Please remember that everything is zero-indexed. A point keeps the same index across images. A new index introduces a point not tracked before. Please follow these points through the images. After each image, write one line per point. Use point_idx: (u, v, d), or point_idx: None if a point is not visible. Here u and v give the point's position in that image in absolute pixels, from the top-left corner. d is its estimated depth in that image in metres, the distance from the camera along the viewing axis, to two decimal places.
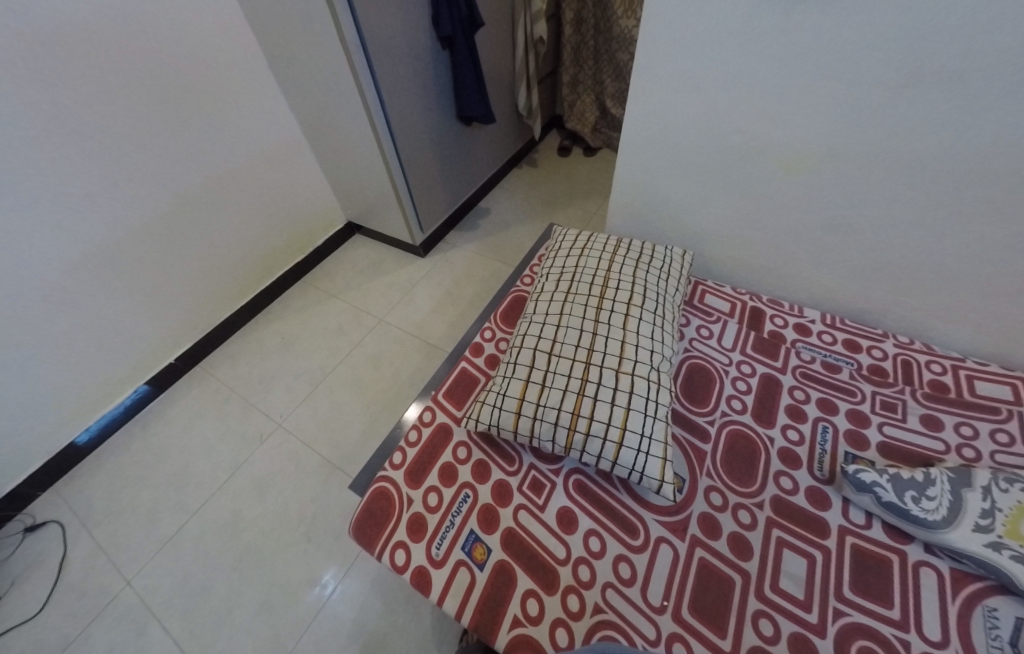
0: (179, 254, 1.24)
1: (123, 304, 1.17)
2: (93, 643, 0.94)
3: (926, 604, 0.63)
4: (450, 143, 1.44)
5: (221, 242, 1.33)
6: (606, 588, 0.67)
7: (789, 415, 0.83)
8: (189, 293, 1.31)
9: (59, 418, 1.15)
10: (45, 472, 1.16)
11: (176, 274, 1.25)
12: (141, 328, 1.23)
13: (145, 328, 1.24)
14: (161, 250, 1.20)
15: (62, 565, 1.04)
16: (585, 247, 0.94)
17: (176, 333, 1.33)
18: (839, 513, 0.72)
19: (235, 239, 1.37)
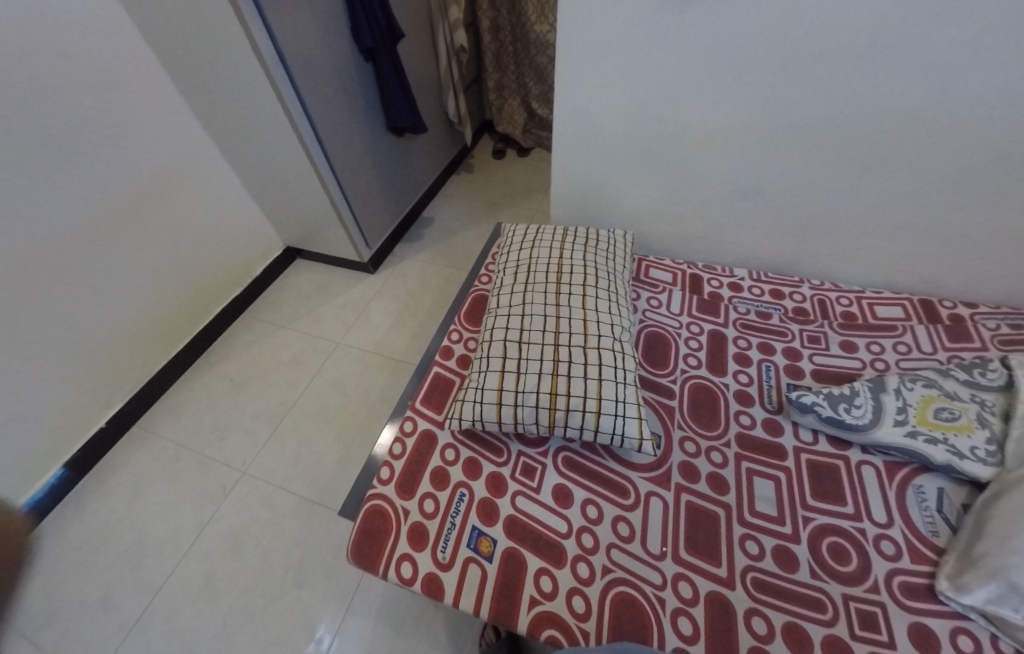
0: (91, 307, 1.12)
1: (36, 369, 1.04)
2: None
3: (871, 496, 0.74)
4: (384, 156, 1.44)
5: (139, 291, 1.22)
6: (610, 549, 0.71)
7: (737, 362, 0.93)
8: (111, 347, 1.19)
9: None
10: None
11: (93, 329, 1.13)
12: (62, 393, 1.11)
13: (64, 392, 1.11)
14: (66, 305, 1.07)
15: None
16: (534, 239, 0.99)
17: (103, 393, 1.20)
18: (791, 436, 0.82)
19: (155, 287, 1.25)
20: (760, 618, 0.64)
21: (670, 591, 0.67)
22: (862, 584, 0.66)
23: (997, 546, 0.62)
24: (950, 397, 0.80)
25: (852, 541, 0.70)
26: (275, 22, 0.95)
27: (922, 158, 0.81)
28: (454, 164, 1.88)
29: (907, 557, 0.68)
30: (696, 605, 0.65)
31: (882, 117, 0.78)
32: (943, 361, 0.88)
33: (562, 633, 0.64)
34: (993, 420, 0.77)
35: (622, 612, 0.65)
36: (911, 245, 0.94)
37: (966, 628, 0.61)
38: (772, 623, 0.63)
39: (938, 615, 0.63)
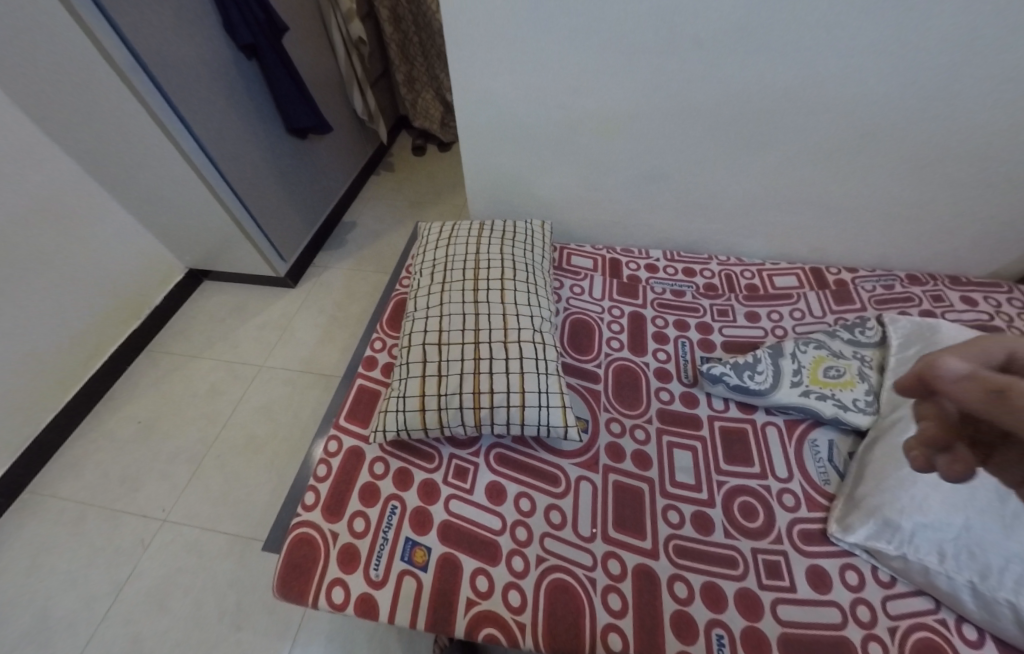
0: None
1: None
2: None
3: (775, 455, 0.81)
4: (289, 160, 1.35)
5: (13, 339, 1.05)
6: (544, 538, 0.72)
7: (656, 341, 0.97)
8: None
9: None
10: None
11: None
12: None
13: None
14: None
15: None
16: (450, 236, 0.97)
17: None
18: (706, 406, 0.88)
19: (33, 331, 1.09)
20: (682, 583, 0.68)
21: (601, 570, 0.70)
22: (768, 536, 0.72)
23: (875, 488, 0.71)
24: (838, 356, 0.89)
25: (759, 498, 0.76)
26: (124, 22, 0.84)
27: (797, 137, 0.87)
28: (373, 163, 1.81)
29: (805, 506, 0.75)
30: (624, 579, 0.69)
31: (759, 98, 0.83)
32: (831, 323, 0.98)
33: (500, 630, 0.65)
34: (871, 373, 0.87)
35: (556, 598, 0.67)
36: (798, 217, 1.02)
37: (853, 563, 0.70)
38: (692, 585, 0.68)
39: (830, 555, 0.71)
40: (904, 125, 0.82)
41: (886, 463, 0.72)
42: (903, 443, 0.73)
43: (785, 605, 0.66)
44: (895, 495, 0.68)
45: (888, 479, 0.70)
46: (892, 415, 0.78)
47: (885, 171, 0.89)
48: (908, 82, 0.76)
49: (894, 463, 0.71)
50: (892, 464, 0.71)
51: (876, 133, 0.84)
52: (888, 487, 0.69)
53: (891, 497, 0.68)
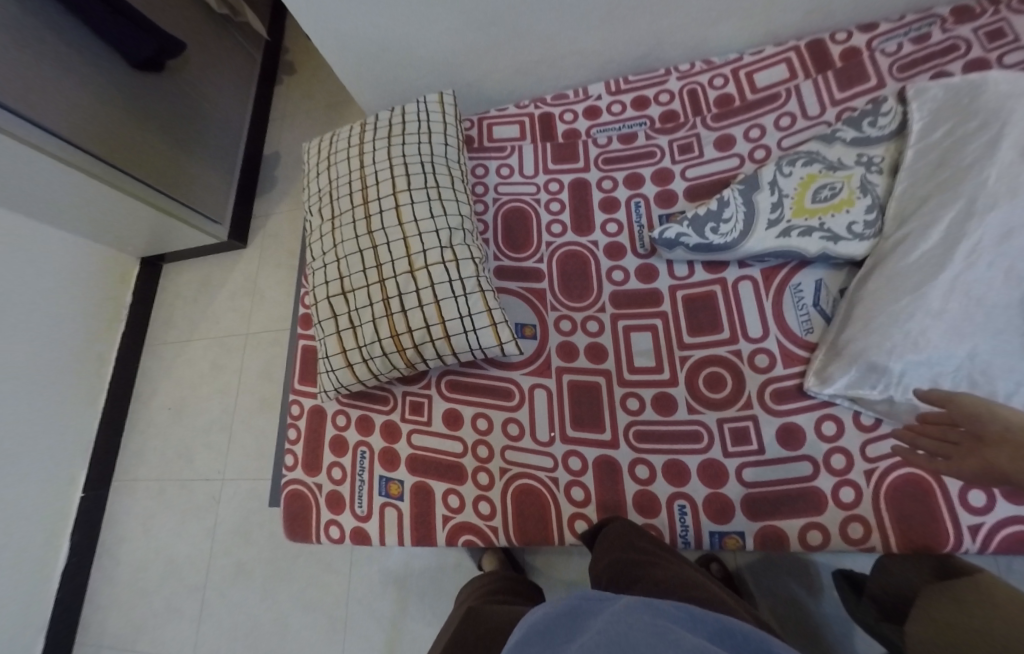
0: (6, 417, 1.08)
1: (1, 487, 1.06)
2: None
3: (747, 313, 0.71)
4: (160, 102, 1.16)
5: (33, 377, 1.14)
6: (504, 451, 0.73)
7: (604, 210, 0.81)
8: (47, 435, 1.17)
9: (20, 617, 1.09)
10: (56, 642, 1.18)
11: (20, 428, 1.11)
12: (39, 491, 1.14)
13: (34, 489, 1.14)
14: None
15: None
16: (330, 155, 0.81)
17: (62, 475, 1.22)
18: (666, 275, 0.76)
19: (46, 364, 1.18)
20: (643, 465, 0.68)
21: (562, 469, 0.70)
22: (736, 404, 0.67)
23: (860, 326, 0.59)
24: (835, 168, 0.69)
25: (728, 365, 0.69)
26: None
27: None
28: (268, 69, 1.56)
29: (781, 362, 0.67)
30: (586, 473, 0.70)
31: None
32: (831, 122, 0.74)
33: (475, 535, 0.71)
34: (878, 180, 0.67)
35: (522, 501, 0.70)
36: None
37: (832, 413, 0.64)
38: (654, 466, 0.68)
39: (806, 409, 0.65)
40: None
41: (878, 294, 0.59)
42: (904, 267, 0.58)
43: (751, 468, 0.65)
44: (882, 332, 0.57)
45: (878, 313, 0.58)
46: (898, 234, 0.61)
47: None
48: None
49: (886, 293, 0.58)
50: (886, 295, 0.58)
51: None
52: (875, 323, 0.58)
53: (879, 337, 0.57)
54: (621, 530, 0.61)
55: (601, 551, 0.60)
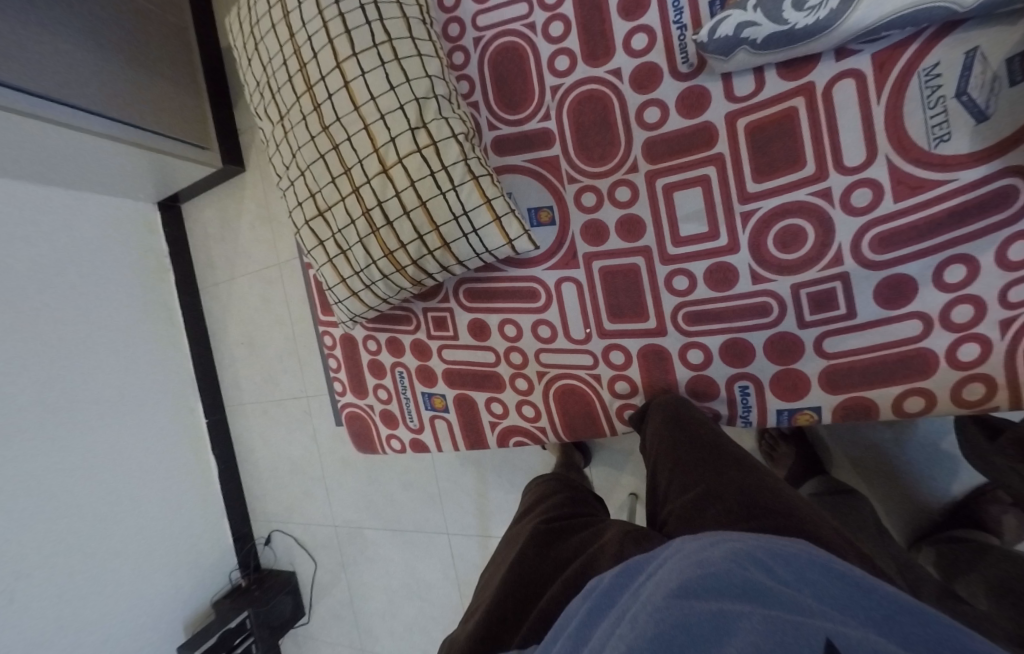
0: (106, 371, 1.27)
1: (130, 422, 1.31)
2: (352, 558, 1.40)
3: (844, 133, 0.50)
4: (113, 20, 0.97)
5: (115, 335, 1.30)
6: (539, 354, 0.67)
7: (626, 16, 0.57)
8: (149, 377, 1.37)
9: (195, 503, 1.45)
10: (237, 521, 1.55)
11: (124, 375, 1.31)
12: (166, 423, 1.40)
13: (159, 418, 1.38)
14: (95, 384, 1.24)
15: (302, 544, 1.49)
16: (253, 29, 0.63)
17: (181, 404, 1.45)
18: (722, 100, 0.54)
19: (120, 319, 1.32)
20: (697, 350, 0.59)
21: (603, 365, 0.64)
22: (820, 264, 0.52)
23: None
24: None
25: (811, 212, 0.52)
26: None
27: None
28: None
29: (891, 194, 0.48)
30: (630, 366, 0.62)
31: None
32: None
33: (525, 436, 0.71)
34: None
35: (566, 401, 0.67)
36: None
37: (964, 254, 0.46)
38: (710, 349, 0.58)
39: (924, 255, 0.48)
40: None
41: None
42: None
43: (835, 337, 0.53)
44: None
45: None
46: None
47: None
48: None
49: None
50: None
51: None
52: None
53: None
54: (671, 420, 0.54)
55: (651, 439, 0.55)
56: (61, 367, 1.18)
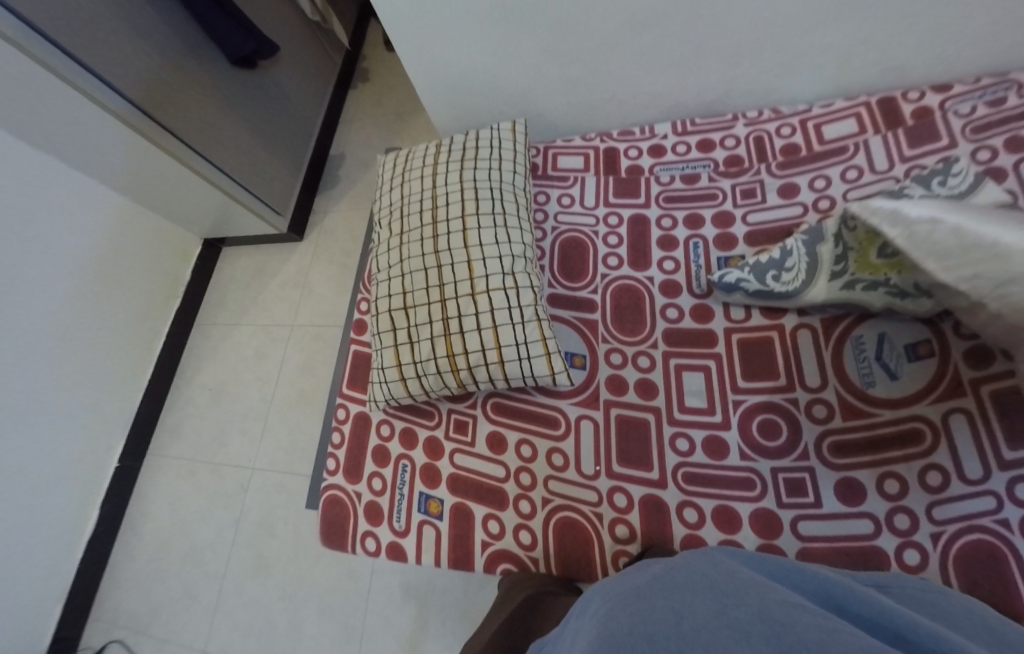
0: (63, 378, 1.19)
1: (49, 443, 1.16)
2: None
3: (804, 363, 0.70)
4: (255, 111, 1.33)
5: (97, 345, 1.27)
6: (548, 480, 0.73)
7: (661, 247, 0.83)
8: (93, 396, 1.27)
9: (41, 573, 1.15)
10: (72, 615, 1.21)
11: (74, 387, 1.22)
12: (75, 458, 1.22)
13: (71, 447, 1.22)
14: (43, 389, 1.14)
15: None
16: (404, 173, 0.87)
17: (100, 441, 1.29)
18: (722, 318, 0.76)
19: (110, 329, 1.30)
20: (692, 509, 0.67)
21: (607, 504, 0.70)
22: (792, 454, 0.66)
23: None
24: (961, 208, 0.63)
25: (783, 413, 0.68)
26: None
27: None
28: (344, 77, 1.73)
29: (839, 415, 0.66)
30: (631, 511, 0.69)
31: None
32: (901, 178, 0.74)
33: (514, 564, 0.70)
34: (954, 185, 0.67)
35: (564, 534, 0.70)
36: (869, 31, 0.73)
37: (895, 471, 0.61)
38: (703, 510, 0.67)
39: (867, 465, 0.63)
40: None
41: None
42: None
43: (806, 522, 0.63)
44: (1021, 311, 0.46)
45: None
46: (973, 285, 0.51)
47: None
48: None
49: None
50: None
51: None
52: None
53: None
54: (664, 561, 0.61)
55: None
56: (24, 359, 1.10)
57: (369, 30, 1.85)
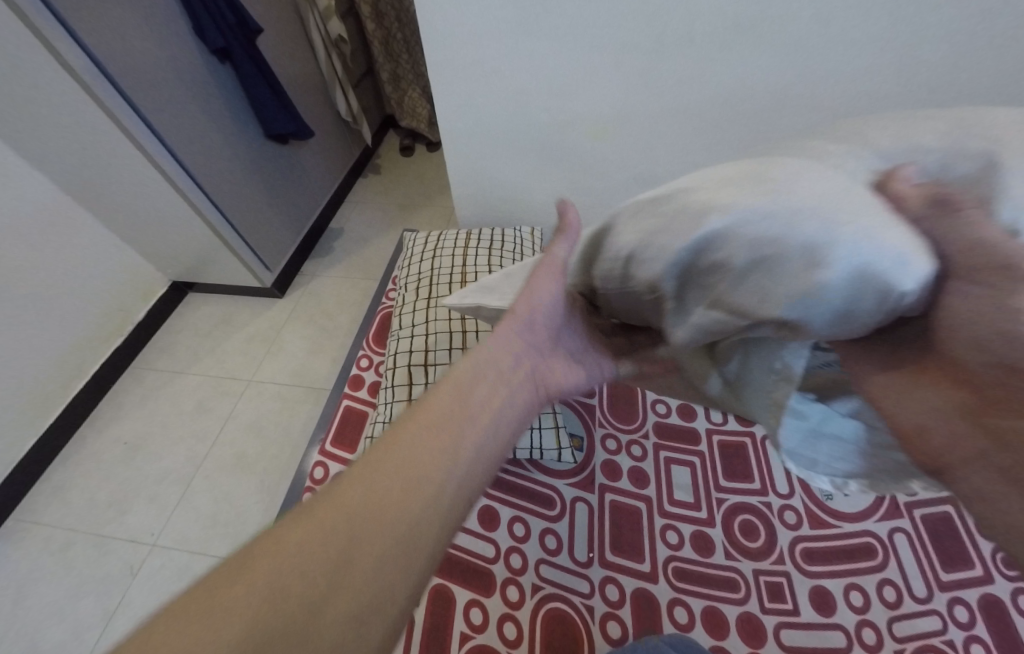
0: None
1: None
2: None
3: (775, 470, 0.79)
4: (277, 171, 1.42)
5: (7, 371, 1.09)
6: (539, 565, 0.70)
7: None
8: None
9: None
10: None
11: None
12: None
13: None
14: None
15: None
16: (437, 250, 0.97)
17: None
18: (704, 418, 0.85)
19: (29, 357, 1.13)
20: (682, 608, 0.67)
21: (599, 597, 0.68)
22: (770, 557, 0.71)
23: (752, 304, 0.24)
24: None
25: (759, 516, 0.74)
26: (86, 32, 0.85)
27: (787, 138, 0.84)
28: (359, 167, 1.91)
29: (807, 523, 0.73)
30: (623, 606, 0.67)
31: (754, 96, 0.80)
32: None
33: None
34: None
35: (553, 629, 0.65)
36: None
37: (858, 583, 0.67)
38: (693, 610, 0.67)
39: (835, 574, 0.68)
40: None
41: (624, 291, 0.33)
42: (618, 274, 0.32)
43: (789, 630, 0.65)
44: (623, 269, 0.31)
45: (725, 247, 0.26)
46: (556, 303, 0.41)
47: None
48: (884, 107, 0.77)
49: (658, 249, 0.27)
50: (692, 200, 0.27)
51: None
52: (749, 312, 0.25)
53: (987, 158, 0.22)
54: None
55: None
56: None
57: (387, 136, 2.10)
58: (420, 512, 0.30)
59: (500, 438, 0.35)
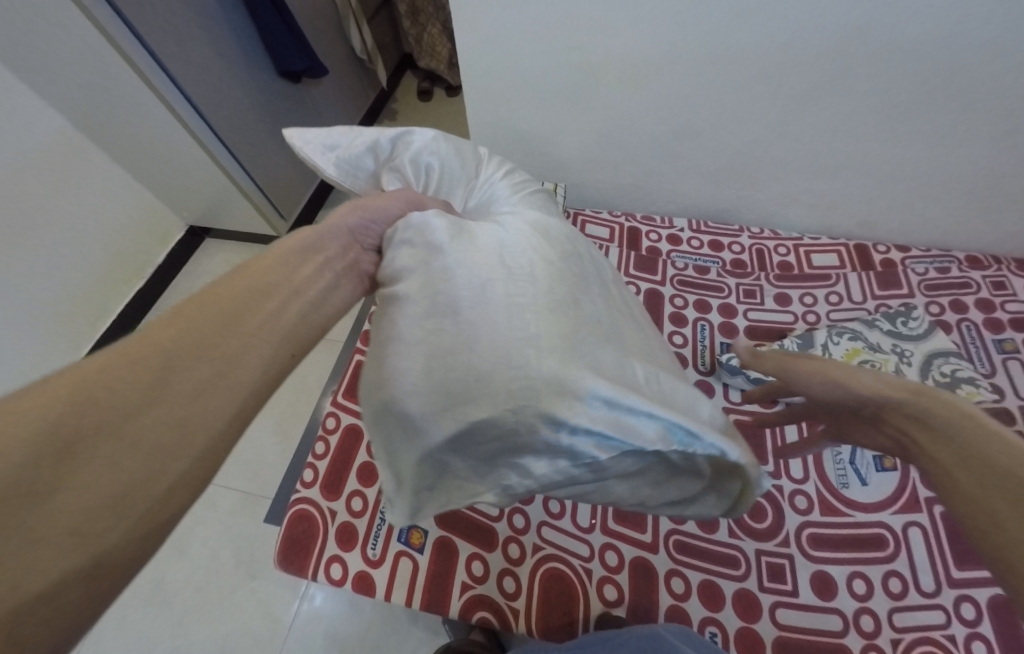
0: None
1: None
2: None
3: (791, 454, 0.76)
4: (291, 111, 1.36)
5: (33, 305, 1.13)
6: (541, 526, 0.72)
7: (673, 322, 0.93)
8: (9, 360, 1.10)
9: None
10: None
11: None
12: None
13: None
14: None
15: None
16: None
17: None
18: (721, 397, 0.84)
19: (52, 292, 1.17)
20: (679, 579, 0.68)
21: (598, 561, 0.69)
22: (775, 539, 0.70)
23: (441, 401, 0.35)
24: (954, 386, 0.77)
25: (769, 498, 0.73)
26: None
27: (853, 89, 0.74)
28: (375, 111, 1.81)
29: (818, 509, 0.72)
30: (621, 571, 0.68)
31: (818, 40, 0.69)
32: (871, 311, 0.90)
33: (493, 614, 0.66)
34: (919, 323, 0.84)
35: (551, 587, 0.67)
36: (852, 187, 0.90)
37: (863, 572, 0.67)
38: (690, 582, 0.68)
39: (840, 561, 0.68)
40: (1003, 76, 0.67)
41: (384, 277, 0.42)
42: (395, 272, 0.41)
43: (785, 609, 0.65)
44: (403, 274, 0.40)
45: (471, 336, 0.36)
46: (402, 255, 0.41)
47: (943, 135, 0.77)
48: (976, 61, 0.66)
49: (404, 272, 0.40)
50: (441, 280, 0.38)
51: (943, 96, 0.71)
52: (428, 409, 0.36)
53: (611, 355, 0.40)
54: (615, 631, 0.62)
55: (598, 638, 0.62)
56: None
57: (404, 78, 1.96)
58: (252, 344, 0.29)
59: (337, 311, 0.36)
